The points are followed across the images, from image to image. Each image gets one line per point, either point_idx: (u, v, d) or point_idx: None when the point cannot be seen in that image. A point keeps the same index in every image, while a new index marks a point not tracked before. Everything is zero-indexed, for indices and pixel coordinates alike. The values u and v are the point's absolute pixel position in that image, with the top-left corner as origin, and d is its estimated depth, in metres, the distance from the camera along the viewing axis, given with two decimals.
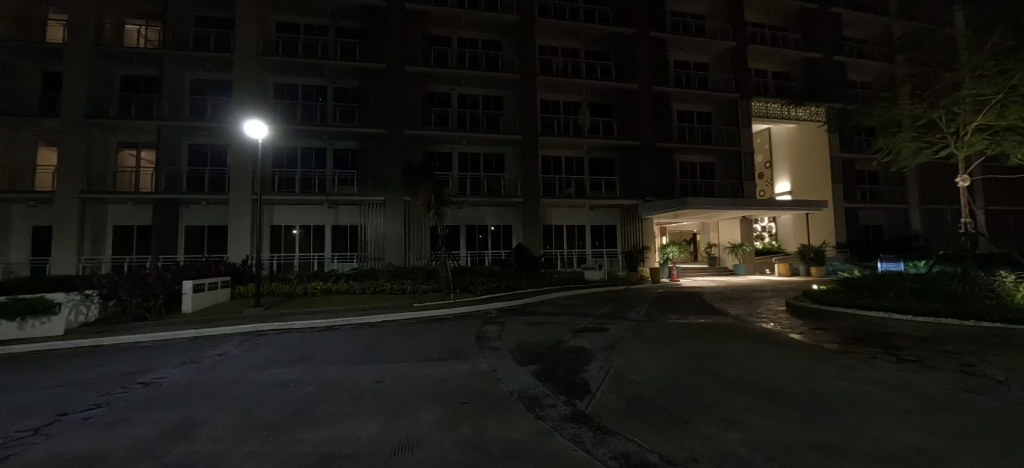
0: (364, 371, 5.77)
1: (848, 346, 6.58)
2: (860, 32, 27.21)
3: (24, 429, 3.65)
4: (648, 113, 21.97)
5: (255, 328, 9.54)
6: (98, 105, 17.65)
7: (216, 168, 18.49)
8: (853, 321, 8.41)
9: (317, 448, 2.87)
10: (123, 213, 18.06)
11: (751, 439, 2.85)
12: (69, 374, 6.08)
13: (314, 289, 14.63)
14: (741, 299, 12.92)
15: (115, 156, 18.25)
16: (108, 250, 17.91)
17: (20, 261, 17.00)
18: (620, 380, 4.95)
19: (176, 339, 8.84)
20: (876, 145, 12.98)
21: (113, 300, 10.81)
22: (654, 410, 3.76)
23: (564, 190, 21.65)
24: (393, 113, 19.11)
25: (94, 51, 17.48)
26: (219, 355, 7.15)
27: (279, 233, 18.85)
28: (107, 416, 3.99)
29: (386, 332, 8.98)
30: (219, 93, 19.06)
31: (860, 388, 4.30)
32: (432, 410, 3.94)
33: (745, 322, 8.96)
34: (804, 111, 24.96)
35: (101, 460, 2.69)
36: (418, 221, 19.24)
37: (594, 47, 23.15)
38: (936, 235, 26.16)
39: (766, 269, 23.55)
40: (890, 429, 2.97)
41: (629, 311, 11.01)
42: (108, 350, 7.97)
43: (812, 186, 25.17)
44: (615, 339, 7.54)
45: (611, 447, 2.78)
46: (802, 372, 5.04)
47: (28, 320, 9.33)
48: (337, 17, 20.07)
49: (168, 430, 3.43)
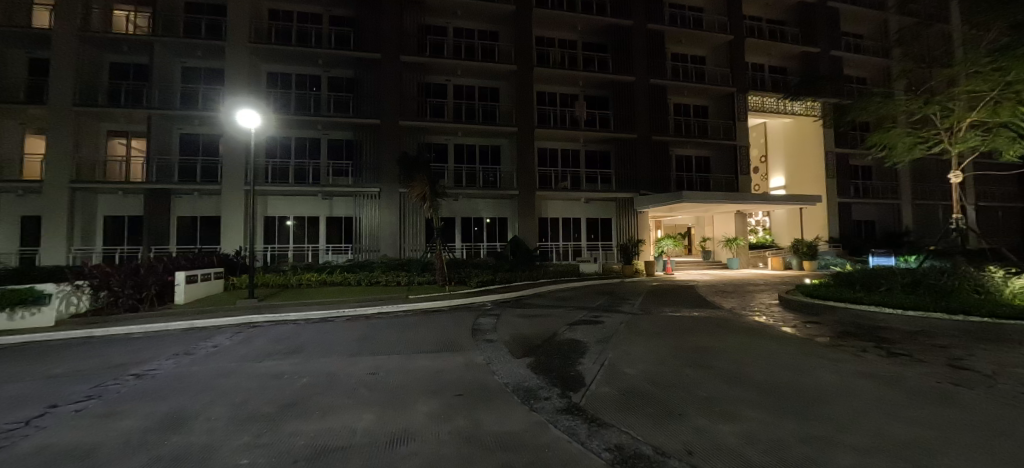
0: (360, 363, 5.76)
1: (839, 340, 6.64)
2: (856, 27, 27.25)
3: (13, 422, 3.62)
4: (645, 107, 21.93)
5: (249, 320, 9.50)
6: (87, 94, 17.39)
7: (209, 158, 18.26)
8: (843, 316, 8.55)
9: (311, 441, 2.86)
10: (114, 203, 17.80)
11: (742, 431, 2.89)
12: (60, 366, 6.02)
13: (309, 280, 14.62)
14: (734, 293, 13.01)
15: (105, 144, 18.04)
16: (99, 241, 17.72)
17: (8, 252, 16.80)
18: (614, 373, 4.96)
19: (168, 331, 8.76)
20: (870, 140, 12.98)
21: (105, 291, 10.65)
22: (648, 402, 3.79)
23: (561, 182, 21.53)
24: (390, 102, 18.93)
25: (80, 37, 17.11)
26: (213, 347, 7.11)
27: (273, 224, 18.71)
28: (99, 409, 3.96)
29: (381, 324, 8.97)
30: (210, 82, 18.78)
31: (851, 382, 4.34)
32: (428, 401, 3.95)
33: (737, 315, 9.05)
34: (800, 106, 24.99)
35: (92, 453, 2.67)
36: (413, 212, 19.15)
37: (592, 38, 22.95)
38: (928, 231, 26.47)
39: (759, 263, 23.50)
40: (878, 422, 3.01)
41: (623, 304, 11.05)
42: (101, 341, 7.90)
43: (807, 181, 25.26)
44: (609, 332, 7.55)
45: (606, 439, 2.81)
46: (795, 364, 5.16)
47: (18, 310, 9.27)
48: (330, 5, 19.67)
49: (161, 423, 3.41)
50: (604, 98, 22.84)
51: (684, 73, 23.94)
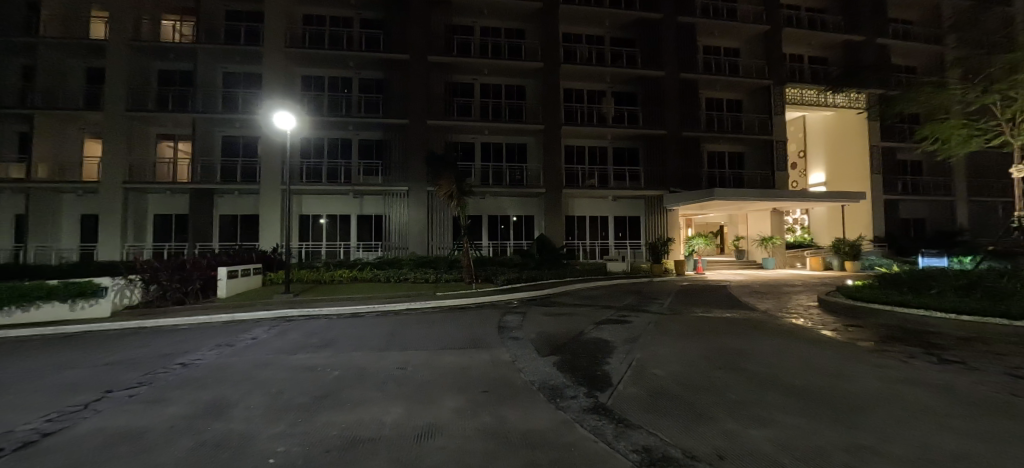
0: (388, 357, 5.91)
1: (884, 345, 6.27)
2: (903, 12, 25.60)
3: (75, 405, 3.91)
4: (674, 102, 21.36)
5: (285, 314, 9.92)
6: (138, 100, 18.50)
7: (248, 159, 19.14)
8: (888, 320, 8.06)
9: (341, 431, 2.95)
10: (163, 202, 18.96)
11: (776, 436, 2.79)
12: (115, 354, 6.47)
13: (341, 276, 15.10)
14: (769, 294, 12.49)
15: (153, 146, 19.16)
16: (149, 238, 18.90)
17: (70, 247, 18.17)
18: (642, 373, 4.90)
19: (210, 323, 9.26)
20: (920, 133, 12.21)
21: (155, 285, 11.35)
22: (676, 404, 3.71)
23: (587, 180, 21.31)
24: (417, 103, 19.22)
25: (132, 47, 18.22)
26: (252, 339, 7.47)
27: (307, 222, 19.44)
28: (149, 395, 4.23)
29: (410, 320, 9.15)
30: (249, 86, 19.64)
31: (894, 389, 4.10)
32: (454, 397, 4.01)
33: (773, 317, 8.71)
34: (844, 98, 23.52)
35: (141, 437, 2.84)
36: (440, 210, 19.43)
37: (619, 33, 22.56)
38: (983, 231, 24.56)
39: (797, 263, 22.64)
40: (926, 432, 2.82)
41: (651, 304, 10.85)
42: (152, 332, 8.44)
43: (850, 178, 23.96)
44: (637, 332, 7.44)
45: (633, 440, 2.75)
46: (832, 369, 4.92)
47: (78, 302, 9.96)
48: (361, 8, 20.23)
49: (203, 410, 3.60)
50: (631, 94, 22.44)
51: (715, 66, 23.15)
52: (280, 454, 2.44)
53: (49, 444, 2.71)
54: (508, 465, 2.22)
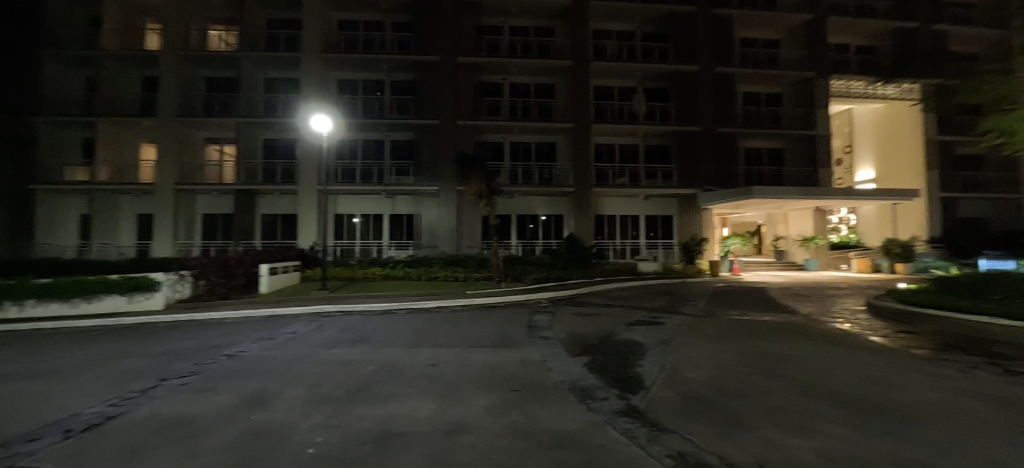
0: (420, 354, 6.03)
1: (942, 353, 5.82)
2: None
3: (135, 391, 4.22)
4: (707, 97, 20.70)
5: (321, 309, 10.30)
6: (188, 106, 19.65)
7: (288, 161, 20.00)
8: (948, 327, 7.46)
9: (375, 425, 3.03)
10: (211, 202, 20.10)
11: (820, 446, 2.65)
12: (168, 344, 6.93)
13: (373, 273, 15.54)
14: (812, 297, 11.87)
15: (201, 150, 20.30)
16: (197, 236, 20.08)
17: (129, 244, 19.55)
18: (677, 376, 4.77)
19: (252, 317, 9.74)
20: (984, 125, 11.30)
21: (203, 280, 12.07)
22: (713, 409, 3.59)
23: (617, 179, 20.99)
24: (446, 103, 19.49)
25: (183, 56, 19.37)
26: (291, 333, 7.81)
27: (342, 222, 20.14)
28: (199, 383, 4.50)
29: (440, 317, 9.30)
30: (288, 90, 20.49)
31: (952, 401, 3.81)
32: (484, 395, 4.04)
33: (816, 321, 8.29)
34: (894, 89, 22.09)
35: (190, 423, 3.02)
36: (470, 211, 19.80)
37: (649, 28, 22.05)
38: None
39: (841, 265, 21.39)
40: (991, 448, 2.60)
41: (685, 305, 10.55)
42: (201, 324, 8.98)
43: (902, 175, 22.50)
44: (670, 334, 7.26)
45: (666, 445, 2.68)
46: (882, 378, 4.62)
47: (135, 295, 10.69)
48: (393, 12, 20.73)
49: (246, 399, 3.79)
50: (663, 90, 21.94)
51: (754, 59, 22.18)
52: (319, 444, 2.53)
53: (110, 427, 2.93)
54: (540, 464, 2.21)
